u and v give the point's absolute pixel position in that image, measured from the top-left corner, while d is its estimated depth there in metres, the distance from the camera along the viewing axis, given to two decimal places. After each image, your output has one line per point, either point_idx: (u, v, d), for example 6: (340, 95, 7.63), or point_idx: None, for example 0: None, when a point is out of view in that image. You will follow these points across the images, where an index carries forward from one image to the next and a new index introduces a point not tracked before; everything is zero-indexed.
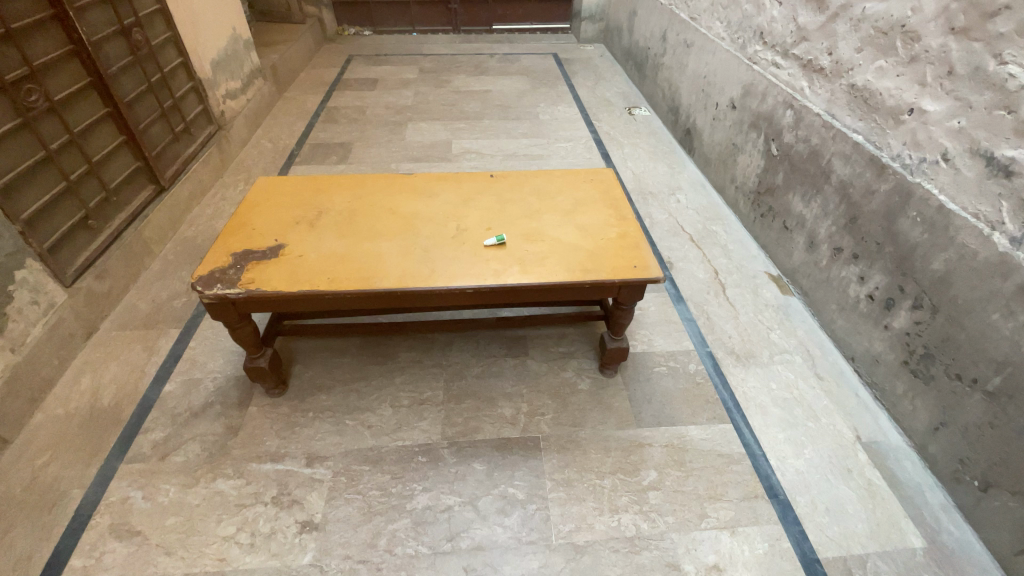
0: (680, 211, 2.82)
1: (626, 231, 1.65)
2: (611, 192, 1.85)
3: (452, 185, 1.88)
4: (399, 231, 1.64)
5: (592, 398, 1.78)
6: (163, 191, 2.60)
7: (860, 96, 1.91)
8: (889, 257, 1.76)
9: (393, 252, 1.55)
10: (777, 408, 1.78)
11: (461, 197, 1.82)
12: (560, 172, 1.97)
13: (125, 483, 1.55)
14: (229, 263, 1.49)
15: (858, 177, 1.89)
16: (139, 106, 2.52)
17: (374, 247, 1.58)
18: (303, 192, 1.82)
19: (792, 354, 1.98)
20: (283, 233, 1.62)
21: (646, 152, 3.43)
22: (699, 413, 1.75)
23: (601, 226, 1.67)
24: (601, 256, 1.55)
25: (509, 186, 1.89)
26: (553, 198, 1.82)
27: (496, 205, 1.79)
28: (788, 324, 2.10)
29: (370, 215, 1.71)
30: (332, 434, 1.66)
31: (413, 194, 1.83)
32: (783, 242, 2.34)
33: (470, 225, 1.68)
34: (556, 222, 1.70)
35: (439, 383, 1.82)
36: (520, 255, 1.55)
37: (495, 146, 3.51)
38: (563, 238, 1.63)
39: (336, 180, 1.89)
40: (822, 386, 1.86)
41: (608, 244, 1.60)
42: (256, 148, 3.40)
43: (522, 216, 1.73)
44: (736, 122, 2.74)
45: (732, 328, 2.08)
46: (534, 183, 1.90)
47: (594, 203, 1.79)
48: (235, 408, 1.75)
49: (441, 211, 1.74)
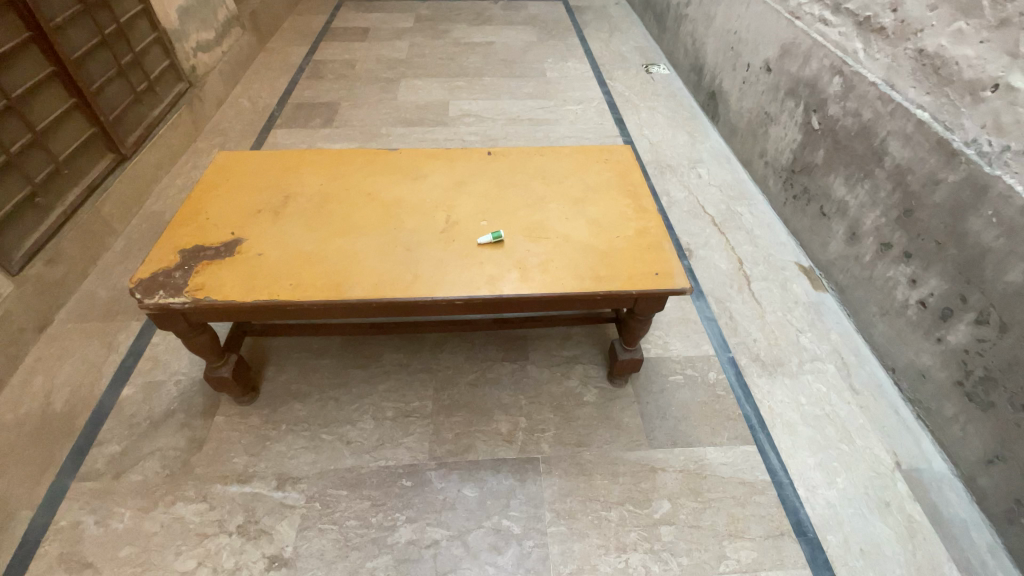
0: (701, 189, 2.53)
1: (646, 227, 1.40)
2: (628, 176, 1.58)
3: (443, 164, 1.62)
4: (379, 223, 1.40)
5: (598, 412, 1.59)
6: (126, 159, 2.33)
7: (929, 65, 1.60)
8: (951, 261, 1.51)
9: (371, 251, 1.32)
10: (807, 428, 1.59)
11: (453, 180, 1.56)
12: (570, 149, 1.69)
13: (76, 505, 1.39)
14: (176, 264, 1.27)
15: (918, 162, 1.61)
16: (92, 63, 2.21)
17: (348, 244, 1.34)
18: (268, 171, 1.57)
19: (824, 362, 1.77)
20: (242, 225, 1.38)
21: (664, 117, 3.09)
22: (719, 432, 1.56)
23: (616, 221, 1.42)
24: (616, 260, 1.31)
25: (510, 166, 1.62)
26: (560, 183, 1.56)
27: (493, 190, 1.53)
28: (820, 326, 1.88)
29: (345, 203, 1.46)
30: (307, 452, 1.48)
31: (397, 175, 1.57)
32: (819, 230, 2.08)
33: (461, 216, 1.43)
34: (564, 213, 1.45)
35: (428, 392, 1.63)
36: (520, 257, 1.32)
37: (497, 108, 3.17)
38: (571, 235, 1.38)
39: (307, 156, 1.63)
40: (857, 402, 1.66)
41: (624, 245, 1.35)
42: (233, 108, 3.08)
43: (524, 206, 1.48)
44: (770, 87, 2.41)
45: (758, 330, 1.86)
46: (538, 164, 1.63)
47: (609, 191, 1.53)
48: (199, 417, 1.57)
49: (429, 198, 1.49)
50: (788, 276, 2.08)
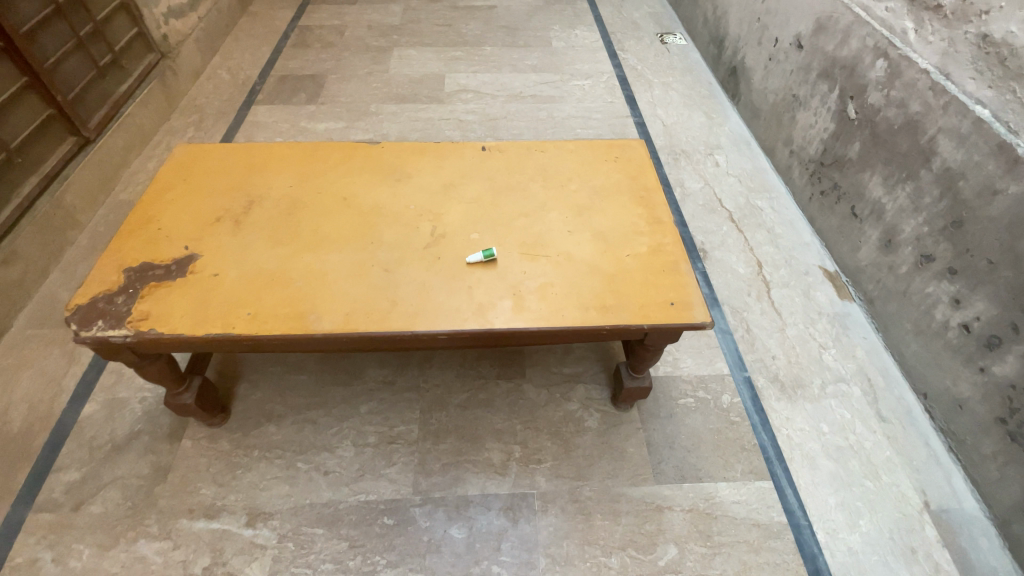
0: (719, 179, 2.32)
1: (661, 244, 1.22)
2: (640, 180, 1.39)
3: (430, 161, 1.43)
4: (353, 235, 1.22)
5: (600, 441, 1.45)
6: (90, 143, 2.13)
7: (994, 53, 1.38)
8: (1004, 284, 1.33)
9: (342, 271, 1.14)
10: (828, 461, 1.45)
11: (441, 182, 1.37)
12: (575, 144, 1.49)
13: (31, 541, 1.29)
14: (119, 287, 1.10)
15: (972, 167, 1.41)
16: (44, 35, 1.98)
17: (317, 261, 1.16)
18: (231, 170, 1.38)
19: (849, 385, 1.62)
20: (197, 237, 1.20)
21: (679, 94, 2.83)
22: (732, 465, 1.43)
23: (626, 236, 1.24)
24: (626, 286, 1.13)
25: (506, 165, 1.43)
26: (564, 186, 1.37)
27: (486, 194, 1.34)
28: (845, 343, 1.72)
29: (316, 209, 1.28)
30: (280, 483, 1.36)
31: (377, 176, 1.37)
32: (849, 232, 1.89)
33: (449, 227, 1.25)
34: (567, 225, 1.26)
35: (414, 415, 1.49)
36: (514, 281, 1.14)
37: (498, 83, 2.91)
38: (575, 253, 1.20)
39: (276, 151, 1.43)
40: (884, 431, 1.52)
41: (635, 267, 1.17)
42: (211, 81, 2.83)
43: (521, 214, 1.29)
44: (800, 67, 2.16)
45: (777, 346, 1.70)
46: (539, 163, 1.43)
47: (619, 197, 1.34)
48: (165, 441, 1.44)
49: (412, 204, 1.30)
50: (812, 283, 1.90)
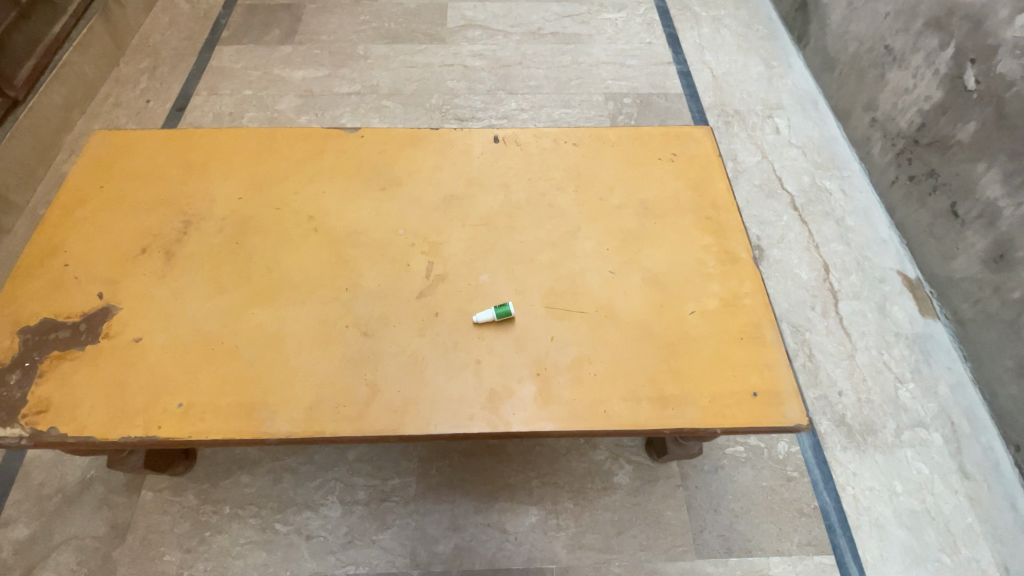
0: (779, 151, 1.91)
1: (737, 296, 0.90)
2: (706, 191, 1.03)
3: (425, 159, 1.07)
4: (321, 277, 0.91)
5: (631, 502, 1.23)
6: (19, 104, 1.76)
7: None
8: None
9: (306, 334, 0.85)
10: (901, 529, 1.23)
11: (440, 192, 1.03)
12: (619, 134, 1.12)
13: None
14: (12, 360, 0.83)
15: None
16: None
17: (272, 320, 0.86)
18: (165, 175, 1.06)
19: (928, 431, 1.36)
20: (118, 281, 0.91)
21: (732, 33, 2.31)
22: (788, 535, 1.21)
23: (689, 281, 0.92)
24: (690, 364, 0.83)
25: (527, 165, 1.07)
26: (605, 199, 1.02)
27: (500, 211, 1.00)
28: (925, 374, 1.44)
29: (273, 235, 0.96)
30: (256, 550, 1.16)
31: (355, 183, 1.03)
32: (944, 235, 1.54)
33: (450, 265, 0.93)
34: (609, 262, 0.94)
35: (411, 465, 1.26)
36: (538, 353, 0.84)
37: (512, 16, 2.39)
38: (621, 309, 0.88)
39: (223, 147, 1.10)
40: (967, 491, 1.28)
41: (703, 333, 0.86)
42: (167, 12, 2.35)
43: (547, 245, 0.96)
44: (901, 9, 1.70)
45: (844, 378, 1.43)
46: (571, 162, 1.08)
47: (679, 219, 1.00)
48: (123, 492, 1.23)
49: (401, 227, 0.98)
50: (888, 294, 1.58)
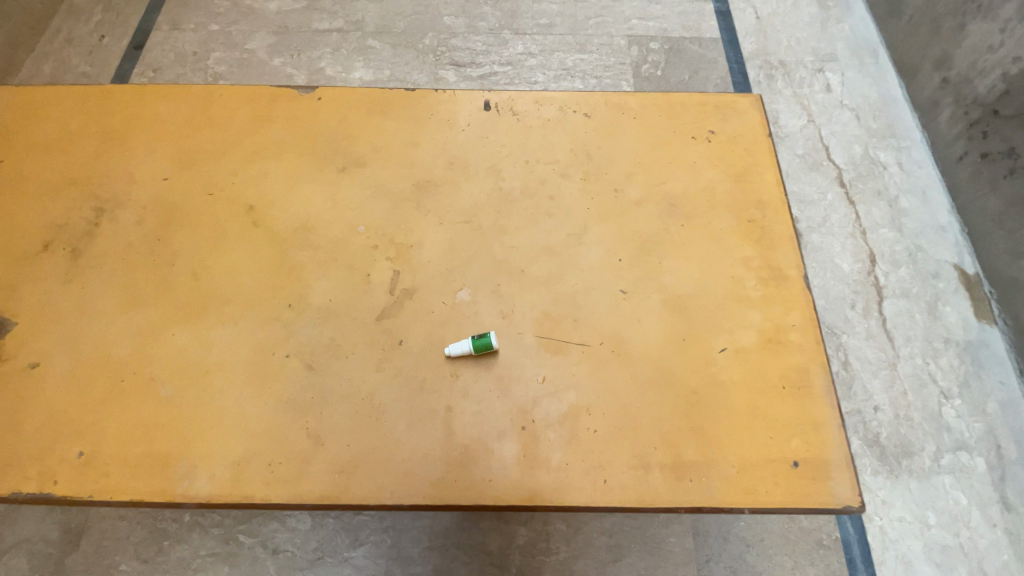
0: (829, 113, 1.62)
1: (782, 330, 0.71)
2: (749, 185, 0.82)
3: (395, 131, 0.85)
4: (261, 289, 0.73)
5: (630, 526, 1.10)
6: None
7: None
8: None
9: (237, 366, 0.69)
10: (930, 567, 1.10)
11: (413, 176, 0.81)
12: (642, 103, 0.88)
13: None
14: None
15: None
16: None
17: (197, 346, 0.70)
18: (77, 148, 0.87)
19: (971, 455, 1.20)
20: (17, 287, 0.75)
21: None
22: (803, 569, 1.09)
23: (723, 307, 0.72)
24: (718, 421, 0.66)
25: (524, 141, 0.84)
26: (620, 190, 0.80)
27: (487, 203, 0.79)
28: (974, 390, 1.26)
29: (204, 232, 0.78)
30: (218, 564, 1.07)
31: (307, 162, 0.83)
32: (1017, 227, 1.31)
33: (421, 276, 0.74)
34: (622, 278, 0.74)
35: None
36: (526, 399, 0.67)
37: None
38: (633, 342, 0.70)
39: (150, 112, 0.90)
40: (1007, 525, 1.14)
41: (735, 378, 0.68)
42: None
43: (545, 252, 0.76)
44: None
45: (881, 391, 1.26)
46: (580, 139, 0.85)
47: (713, 221, 0.78)
48: None
49: (361, 222, 0.78)
50: (942, 292, 1.37)
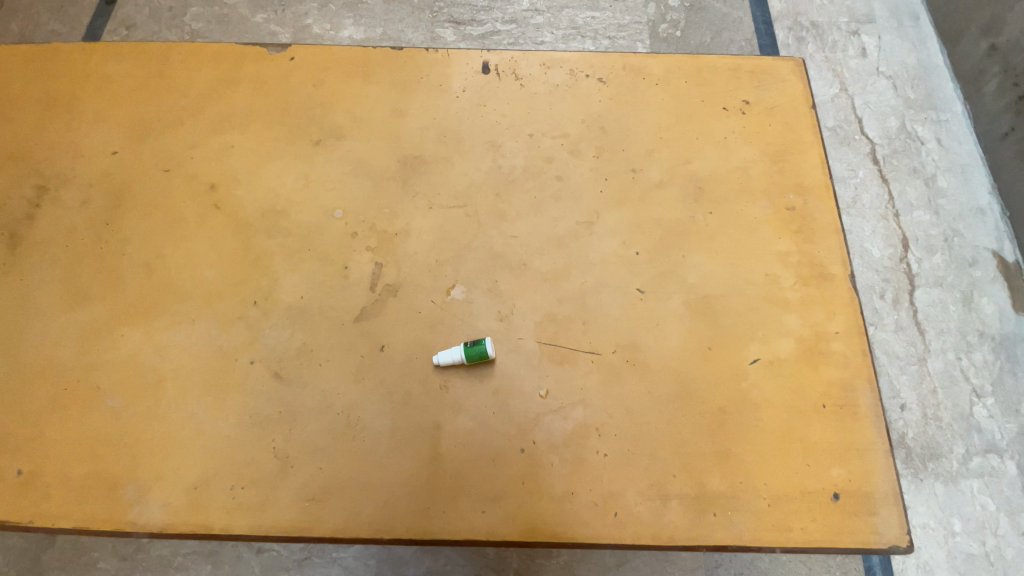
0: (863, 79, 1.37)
1: (822, 339, 0.62)
2: (789, 165, 0.70)
3: (379, 98, 0.73)
4: (221, 285, 0.64)
5: None
6: None
7: None
8: None
9: (195, 373, 0.60)
10: None
11: (399, 151, 0.70)
12: (667, 67, 0.76)
13: None
14: None
15: None
16: None
17: (149, 351, 0.62)
18: (17, 114, 0.76)
19: (1007, 458, 1.10)
20: None
21: None
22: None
23: (755, 311, 0.62)
24: (746, 445, 0.57)
25: (528, 111, 0.72)
26: (639, 171, 0.69)
27: (485, 185, 0.69)
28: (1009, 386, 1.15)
29: (158, 216, 0.69)
30: (200, 563, 1.01)
31: (277, 135, 0.72)
32: None
33: (407, 270, 0.64)
34: (639, 275, 0.64)
35: None
36: (526, 416, 0.58)
37: None
38: (650, 351, 0.60)
39: (99, 73, 0.78)
40: None
41: (767, 395, 0.59)
42: None
43: (550, 243, 0.66)
44: None
45: (909, 389, 1.15)
46: (593, 109, 0.73)
47: (746, 208, 0.68)
48: None
49: (338, 205, 0.67)
50: (981, 280, 1.22)
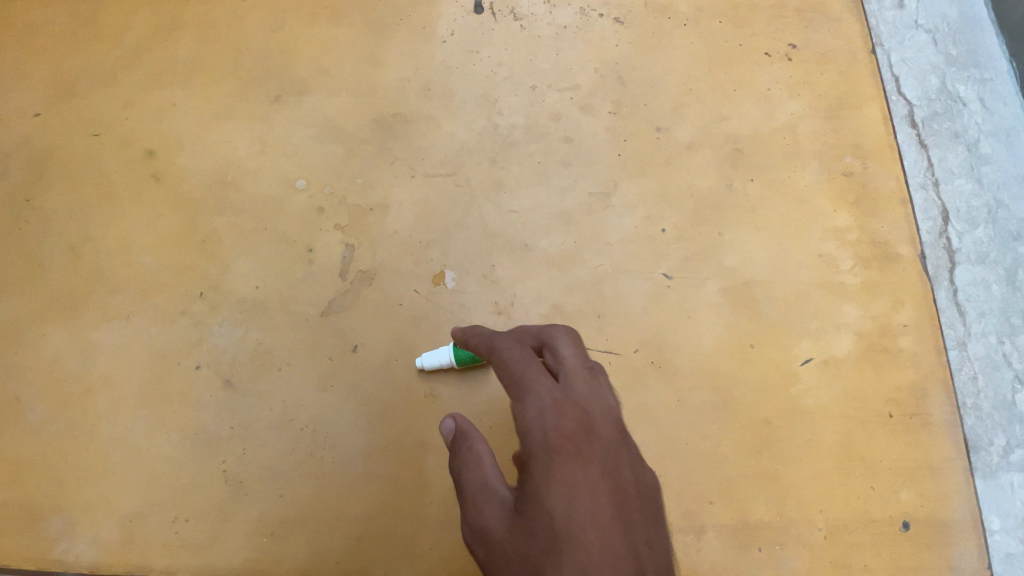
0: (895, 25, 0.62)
1: (887, 334, 0.51)
2: (846, 122, 0.58)
3: (349, 44, 0.61)
4: (159, 273, 0.53)
5: None
6: None
7: None
8: None
9: (131, 381, 0.50)
10: None
11: (374, 109, 0.58)
12: (698, 3, 0.62)
13: None
14: None
15: None
16: None
17: (76, 354, 0.51)
18: None
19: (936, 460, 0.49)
20: None
21: None
22: None
23: (808, 302, 0.52)
24: (795, 464, 0.47)
25: (529, 59, 0.60)
26: (664, 130, 0.57)
27: (478, 148, 0.57)
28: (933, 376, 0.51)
29: (86, 190, 0.57)
30: None
31: (226, 90, 0.60)
32: None
33: (384, 253, 0.53)
34: (664, 258, 0.53)
35: None
36: None
37: None
38: (680, 351, 0.50)
39: (14, 15, 0.64)
40: None
41: (822, 403, 0.49)
42: None
43: (558, 219, 0.54)
44: None
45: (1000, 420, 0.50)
46: (609, 55, 0.60)
47: (796, 175, 0.56)
48: None
49: (301, 174, 0.56)
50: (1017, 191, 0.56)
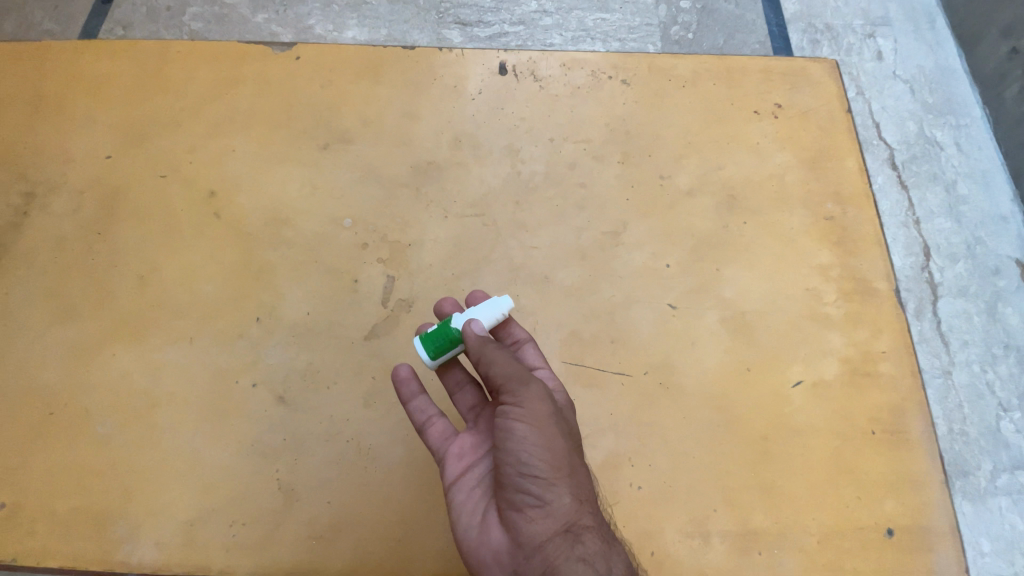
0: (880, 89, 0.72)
1: (868, 359, 0.57)
2: (828, 173, 0.66)
3: (388, 99, 0.69)
4: (220, 300, 0.59)
5: None
6: None
7: None
8: None
9: (193, 398, 0.55)
10: None
11: (411, 156, 0.66)
12: (694, 68, 0.71)
13: None
14: None
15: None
16: None
17: (143, 373, 0.57)
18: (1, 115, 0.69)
19: (913, 468, 0.54)
20: None
21: None
22: None
23: (797, 330, 0.58)
24: (791, 475, 0.53)
25: (548, 114, 0.68)
26: (667, 177, 0.65)
27: (503, 192, 0.64)
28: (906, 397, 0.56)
29: (154, 225, 0.63)
30: None
31: (281, 139, 0.67)
32: None
33: (421, 283, 0.59)
34: (669, 290, 0.60)
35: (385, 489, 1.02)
36: None
37: None
38: (685, 373, 0.56)
39: (90, 70, 0.71)
40: None
41: (813, 422, 0.55)
42: None
43: (574, 255, 0.61)
44: None
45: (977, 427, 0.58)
46: (617, 112, 0.68)
47: (784, 218, 0.63)
48: None
49: (347, 214, 0.63)
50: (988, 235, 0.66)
